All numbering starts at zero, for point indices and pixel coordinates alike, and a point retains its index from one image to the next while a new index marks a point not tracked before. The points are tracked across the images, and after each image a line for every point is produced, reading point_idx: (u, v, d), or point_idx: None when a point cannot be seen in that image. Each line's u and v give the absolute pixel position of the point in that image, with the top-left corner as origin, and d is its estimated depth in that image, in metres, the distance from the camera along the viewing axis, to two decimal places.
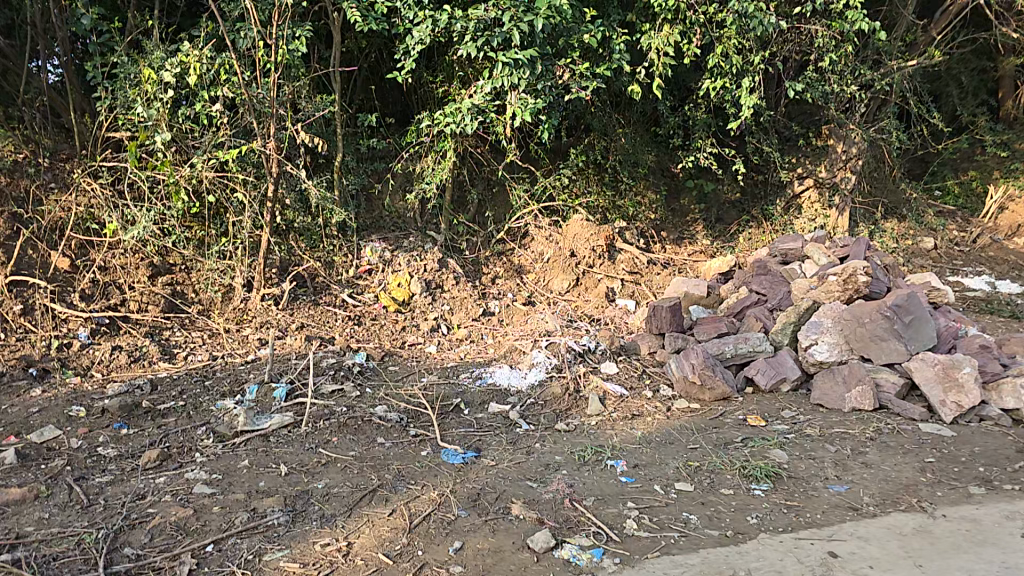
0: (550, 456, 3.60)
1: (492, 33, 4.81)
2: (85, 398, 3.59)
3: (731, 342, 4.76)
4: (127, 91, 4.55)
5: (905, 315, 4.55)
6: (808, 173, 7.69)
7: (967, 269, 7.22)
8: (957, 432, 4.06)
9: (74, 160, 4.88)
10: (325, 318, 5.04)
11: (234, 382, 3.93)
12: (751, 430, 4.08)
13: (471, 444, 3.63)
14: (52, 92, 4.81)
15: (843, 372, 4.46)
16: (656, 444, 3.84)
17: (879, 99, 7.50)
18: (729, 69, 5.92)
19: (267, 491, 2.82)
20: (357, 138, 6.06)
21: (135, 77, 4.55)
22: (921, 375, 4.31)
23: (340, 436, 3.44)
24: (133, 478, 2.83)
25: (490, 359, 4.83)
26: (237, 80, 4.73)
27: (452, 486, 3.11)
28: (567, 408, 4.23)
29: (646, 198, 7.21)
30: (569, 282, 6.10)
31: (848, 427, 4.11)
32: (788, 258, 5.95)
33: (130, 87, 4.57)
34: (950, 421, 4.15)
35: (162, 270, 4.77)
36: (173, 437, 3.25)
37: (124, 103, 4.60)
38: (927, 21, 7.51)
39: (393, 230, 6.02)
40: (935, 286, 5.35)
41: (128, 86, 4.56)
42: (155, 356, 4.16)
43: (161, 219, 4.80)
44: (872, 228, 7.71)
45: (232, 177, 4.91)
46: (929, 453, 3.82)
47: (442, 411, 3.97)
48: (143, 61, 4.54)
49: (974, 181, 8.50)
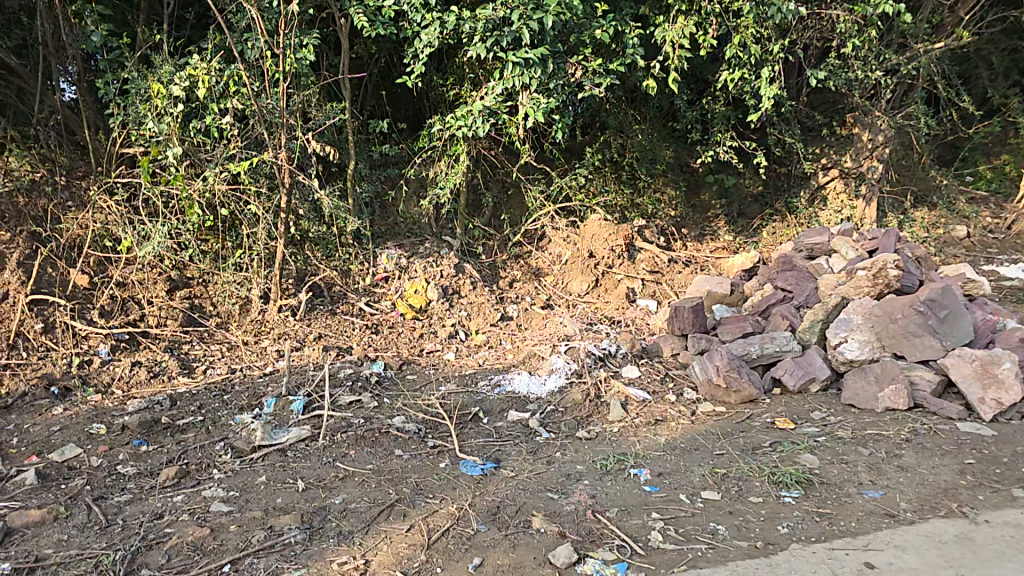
0: (571, 465, 3.51)
1: (501, 32, 4.75)
2: (105, 416, 3.63)
3: (757, 342, 4.60)
4: (139, 107, 4.62)
5: (939, 310, 4.30)
6: (833, 164, 7.45)
7: (1003, 257, 6.93)
8: (998, 431, 3.85)
9: (89, 177, 4.97)
10: (342, 327, 5.03)
11: (253, 395, 3.94)
12: (780, 433, 3.93)
13: (490, 454, 3.56)
14: (65, 110, 4.95)
15: (875, 371, 4.28)
16: (680, 450, 3.72)
17: (905, 84, 7.24)
18: (747, 59, 5.76)
19: (284, 508, 2.79)
20: (369, 144, 6.05)
21: (144, 92, 4.64)
22: (958, 372, 4.10)
23: (357, 449, 3.41)
24: (151, 497, 2.82)
25: (508, 366, 4.76)
26: (245, 92, 4.79)
27: (471, 499, 3.04)
28: (588, 414, 4.13)
29: (665, 195, 7.07)
30: (588, 283, 6.00)
31: (882, 428, 3.93)
32: (815, 254, 5.67)
33: (142, 103, 4.65)
34: (991, 419, 3.94)
35: (180, 284, 4.83)
36: (191, 453, 3.25)
37: (136, 118, 4.67)
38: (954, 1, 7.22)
39: (408, 236, 6.02)
40: (970, 278, 5.12)
41: (139, 102, 4.64)
42: (175, 371, 4.19)
43: (176, 233, 4.85)
44: (902, 218, 7.44)
45: (245, 189, 4.95)
46: (969, 454, 3.63)
47: (460, 420, 3.91)
48: (152, 76, 4.63)
49: (1007, 165, 8.16)
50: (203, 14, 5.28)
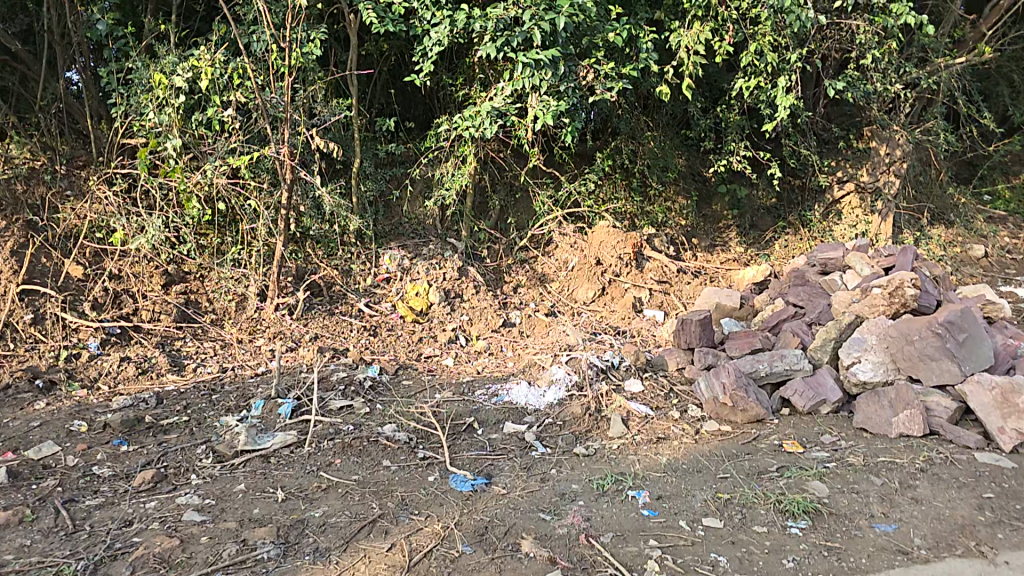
0: (566, 484, 3.34)
1: (513, 32, 4.61)
2: (87, 412, 3.53)
3: (766, 359, 4.38)
4: (140, 97, 4.54)
5: (959, 333, 4.11)
6: (849, 178, 7.24)
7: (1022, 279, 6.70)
8: (1019, 463, 3.64)
9: (89, 167, 4.90)
10: (340, 328, 4.91)
11: (241, 396, 3.82)
12: (788, 457, 3.74)
13: (481, 469, 3.41)
14: (68, 98, 4.86)
15: (889, 395, 4.07)
16: (682, 472, 3.54)
17: (925, 99, 7.02)
18: (764, 67, 5.58)
19: (260, 520, 2.65)
20: (375, 143, 5.94)
21: (146, 82, 4.56)
22: (976, 400, 3.90)
23: (342, 457, 3.27)
24: (122, 502, 2.71)
25: (508, 374, 4.61)
26: (250, 85, 4.69)
27: (458, 518, 2.89)
28: (588, 430, 3.97)
29: (677, 204, 6.90)
30: (594, 291, 5.85)
31: (896, 456, 3.72)
32: (828, 269, 5.54)
33: (144, 94, 4.56)
34: (1011, 451, 3.73)
35: (176, 279, 4.73)
36: (171, 455, 3.14)
37: (137, 109, 4.60)
38: (977, 17, 7.02)
39: (413, 237, 5.87)
40: (989, 300, 4.90)
41: (140, 92, 4.56)
42: (165, 367, 4.08)
43: (174, 226, 4.77)
44: (919, 236, 7.11)
45: (245, 184, 4.85)
46: (987, 488, 3.42)
47: (453, 430, 3.77)
48: (155, 66, 4.54)
49: None
50: (212, 5, 5.15)
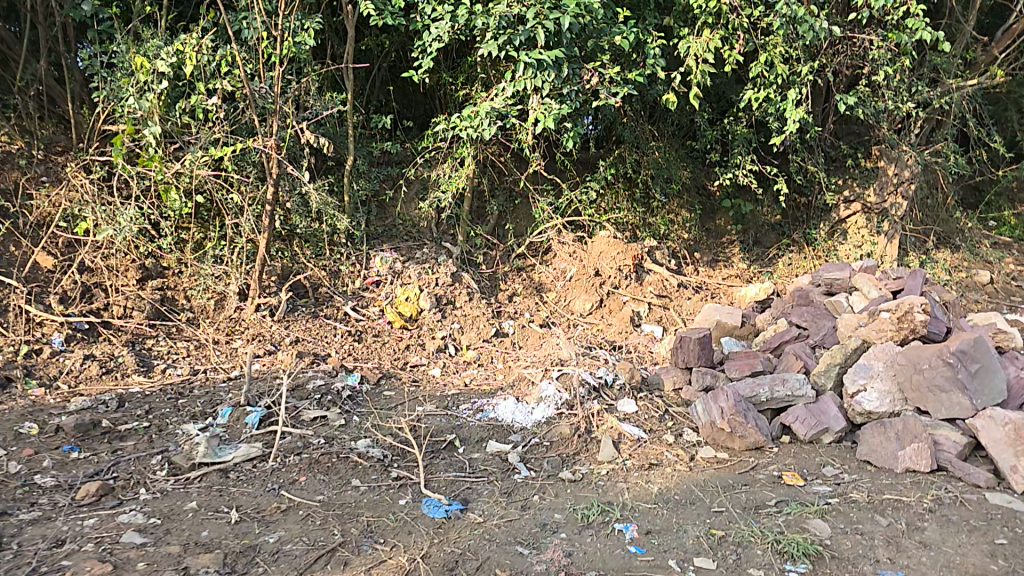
0: (548, 513, 3.11)
1: (516, 30, 4.37)
2: (41, 414, 3.32)
3: (767, 383, 4.14)
4: (120, 81, 4.31)
5: (971, 363, 3.80)
6: (855, 197, 7.02)
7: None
8: None
9: (69, 153, 4.72)
10: (323, 333, 4.68)
11: (208, 402, 3.60)
12: (788, 491, 3.49)
13: (458, 494, 3.17)
14: (48, 81, 4.68)
15: (896, 427, 3.80)
16: (674, 504, 3.30)
17: (935, 120, 6.81)
18: (773, 80, 5.37)
19: (207, 545, 2.43)
20: (371, 140, 5.76)
21: (127, 66, 4.31)
22: (988, 436, 3.64)
23: (308, 475, 3.05)
24: (59, 518, 2.49)
25: (496, 388, 4.38)
26: (238, 73, 4.48)
27: (427, 549, 2.66)
28: (576, 452, 3.74)
29: (680, 217, 6.69)
30: (591, 303, 5.62)
31: (901, 493, 3.45)
32: (834, 290, 5.29)
33: (124, 78, 4.33)
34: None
35: (153, 274, 4.52)
36: (123, 466, 2.93)
37: (117, 93, 4.37)
38: (989, 40, 6.78)
39: (407, 240, 5.66)
40: (1000, 328, 4.65)
41: (121, 76, 4.34)
42: (132, 368, 3.86)
43: (152, 218, 4.56)
44: (923, 258, 6.95)
45: (229, 177, 4.63)
46: (1000, 533, 3.13)
47: (432, 449, 3.55)
48: (137, 49, 4.31)
49: None
50: None
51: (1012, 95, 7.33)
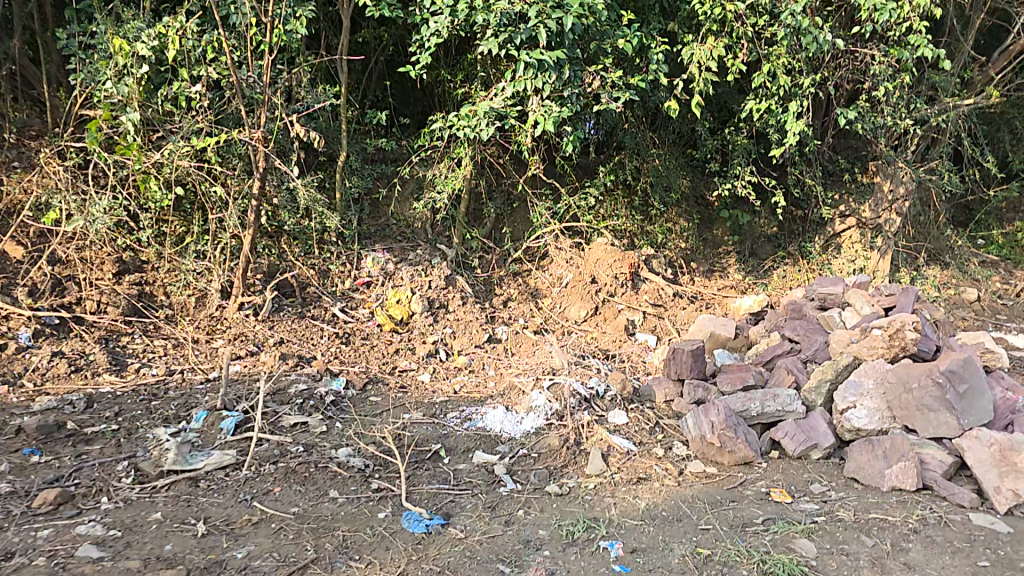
0: (532, 529, 2.98)
1: (518, 29, 4.24)
2: (3, 414, 3.16)
3: (759, 398, 4.03)
4: (98, 64, 4.09)
5: (959, 384, 3.74)
6: (850, 212, 6.90)
7: (1014, 325, 6.36)
8: (1015, 528, 3.20)
9: (42, 138, 4.60)
10: (309, 334, 4.52)
11: (183, 405, 3.43)
12: (775, 508, 3.36)
13: (440, 507, 3.03)
14: (22, 61, 4.55)
15: (884, 445, 3.68)
16: (661, 521, 3.17)
17: (931, 137, 6.78)
18: (776, 90, 5.31)
19: (170, 560, 2.28)
20: (365, 136, 5.63)
21: (106, 48, 4.10)
22: (974, 456, 3.51)
23: (283, 485, 2.90)
24: (10, 529, 2.35)
25: (486, 397, 4.24)
26: (224, 60, 4.33)
27: (403, 567, 2.51)
28: (563, 465, 3.61)
29: (678, 226, 6.60)
30: (587, 309, 5.50)
31: (887, 512, 3.32)
32: (827, 304, 5.19)
33: (102, 60, 4.10)
34: (1005, 513, 3.30)
35: (131, 268, 4.36)
36: (86, 472, 2.79)
37: (94, 76, 4.15)
38: (986, 60, 6.75)
39: (400, 240, 5.54)
40: (988, 347, 4.58)
41: (99, 58, 4.12)
42: (103, 367, 3.69)
43: (130, 210, 4.41)
44: (914, 274, 6.90)
45: (211, 169, 4.48)
46: (982, 555, 2.99)
47: (416, 459, 3.41)
48: (115, 31, 4.10)
49: (1020, 232, 7.77)
50: None
51: (1006, 115, 7.32)
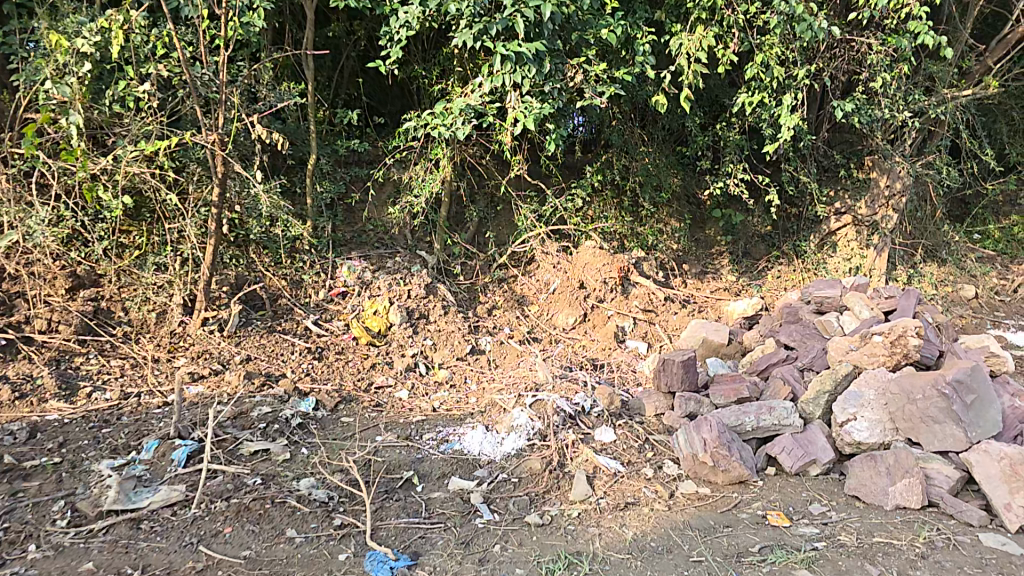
0: (508, 568, 2.76)
1: (492, 19, 4.00)
2: None
3: (753, 411, 3.83)
4: (37, 62, 3.81)
5: (967, 394, 3.54)
6: (846, 209, 6.74)
7: (1012, 322, 6.22)
8: None
9: None
10: (279, 350, 4.27)
11: (134, 432, 3.21)
12: (774, 533, 3.15)
13: (408, 546, 2.81)
14: None
15: (887, 460, 3.48)
16: (649, 554, 2.95)
17: (928, 131, 6.59)
18: (769, 82, 5.10)
19: None
20: (337, 137, 5.39)
21: (45, 45, 3.83)
22: (983, 474, 3.30)
23: (235, 525, 2.69)
24: None
25: (464, 415, 4.02)
26: (176, 57, 4.08)
27: None
28: (545, 491, 3.39)
29: (669, 227, 6.39)
30: (575, 316, 5.28)
31: (893, 535, 3.11)
32: (824, 308, 4.98)
33: (41, 59, 3.83)
34: (1017, 531, 3.11)
35: (86, 283, 4.14)
36: (18, 514, 2.60)
37: (34, 76, 3.86)
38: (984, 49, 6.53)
39: (377, 248, 5.34)
40: (993, 351, 4.36)
41: (38, 57, 3.85)
42: (51, 392, 3.47)
43: (84, 222, 4.20)
44: (910, 272, 6.73)
45: (166, 175, 4.24)
46: None
47: (386, 488, 3.21)
48: (55, 27, 3.81)
49: (1016, 226, 7.62)
50: None
51: (1004, 106, 7.12)
